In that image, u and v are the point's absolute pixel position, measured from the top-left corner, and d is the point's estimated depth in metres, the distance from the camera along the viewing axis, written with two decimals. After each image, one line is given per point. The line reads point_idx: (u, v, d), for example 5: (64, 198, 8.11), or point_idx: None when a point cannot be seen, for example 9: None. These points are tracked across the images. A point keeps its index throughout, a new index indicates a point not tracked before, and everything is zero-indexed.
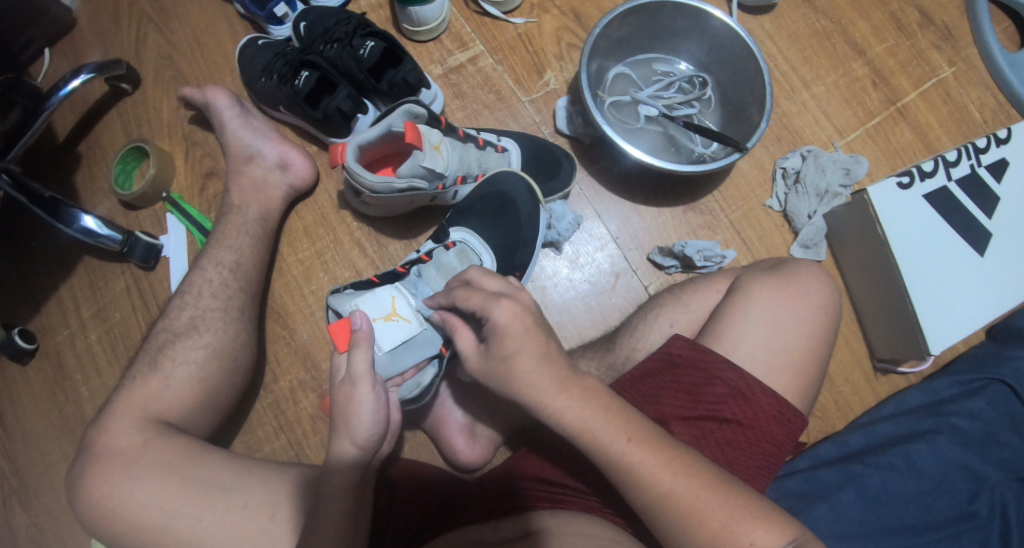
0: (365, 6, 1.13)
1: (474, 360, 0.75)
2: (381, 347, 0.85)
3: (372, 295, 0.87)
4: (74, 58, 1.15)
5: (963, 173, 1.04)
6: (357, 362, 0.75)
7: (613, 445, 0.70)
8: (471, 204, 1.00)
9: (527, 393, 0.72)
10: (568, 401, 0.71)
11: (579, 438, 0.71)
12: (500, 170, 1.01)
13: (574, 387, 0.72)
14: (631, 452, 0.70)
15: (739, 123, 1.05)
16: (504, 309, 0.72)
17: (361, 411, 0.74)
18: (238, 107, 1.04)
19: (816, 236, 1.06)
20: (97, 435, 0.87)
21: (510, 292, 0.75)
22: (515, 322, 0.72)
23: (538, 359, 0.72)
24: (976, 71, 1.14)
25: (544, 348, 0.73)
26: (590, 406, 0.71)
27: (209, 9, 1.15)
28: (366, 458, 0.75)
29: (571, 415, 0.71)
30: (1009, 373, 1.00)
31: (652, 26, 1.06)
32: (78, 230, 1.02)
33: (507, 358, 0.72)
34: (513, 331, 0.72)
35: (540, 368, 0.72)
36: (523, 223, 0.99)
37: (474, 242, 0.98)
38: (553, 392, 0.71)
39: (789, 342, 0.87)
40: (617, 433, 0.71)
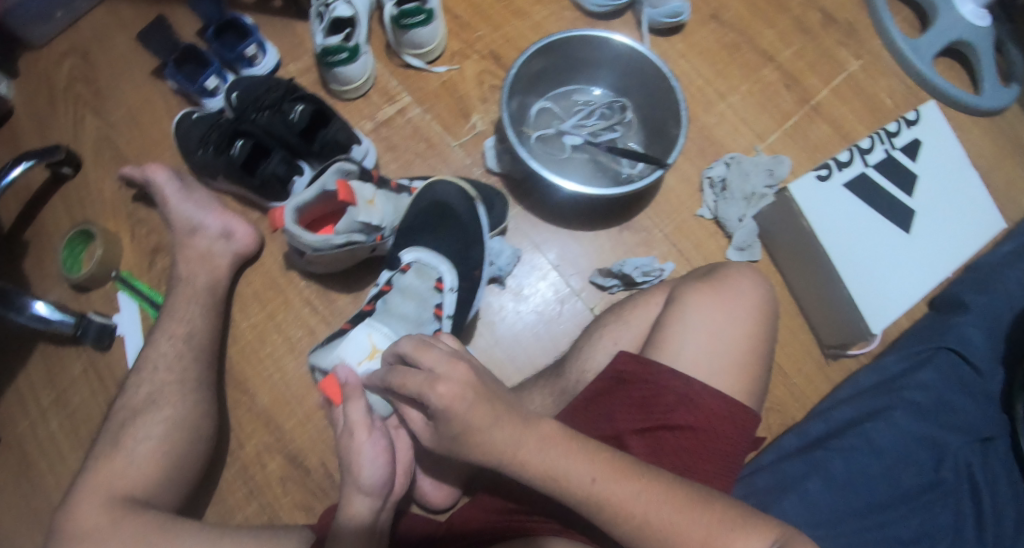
0: (295, 72, 1.18)
1: (426, 433, 0.74)
2: (373, 386, 0.90)
3: (348, 339, 0.92)
4: (13, 147, 1.17)
5: (878, 158, 1.08)
6: (353, 414, 0.79)
7: (580, 485, 0.70)
8: (411, 224, 1.02)
9: (485, 455, 0.70)
10: (527, 451, 0.70)
11: (545, 484, 0.71)
12: (432, 180, 1.04)
13: (532, 437, 0.71)
14: (601, 490, 0.70)
15: (660, 140, 1.10)
16: (442, 390, 0.68)
17: (363, 459, 0.78)
18: (177, 181, 1.07)
19: (750, 239, 1.09)
20: (65, 520, 0.87)
21: (444, 370, 0.69)
22: (456, 403, 0.68)
23: (489, 424, 0.69)
24: (883, 62, 1.18)
25: (492, 412, 0.70)
26: (551, 452, 0.71)
27: (143, 90, 1.19)
28: (379, 503, 0.79)
29: (535, 463, 0.70)
30: (952, 340, 1.01)
31: (567, 60, 1.11)
32: (30, 317, 1.03)
33: (457, 435, 0.70)
34: (457, 411, 0.68)
35: (492, 434, 0.70)
36: (468, 228, 1.01)
37: (428, 257, 0.99)
38: (512, 446, 0.70)
39: (728, 344, 0.90)
40: (584, 473, 0.71)
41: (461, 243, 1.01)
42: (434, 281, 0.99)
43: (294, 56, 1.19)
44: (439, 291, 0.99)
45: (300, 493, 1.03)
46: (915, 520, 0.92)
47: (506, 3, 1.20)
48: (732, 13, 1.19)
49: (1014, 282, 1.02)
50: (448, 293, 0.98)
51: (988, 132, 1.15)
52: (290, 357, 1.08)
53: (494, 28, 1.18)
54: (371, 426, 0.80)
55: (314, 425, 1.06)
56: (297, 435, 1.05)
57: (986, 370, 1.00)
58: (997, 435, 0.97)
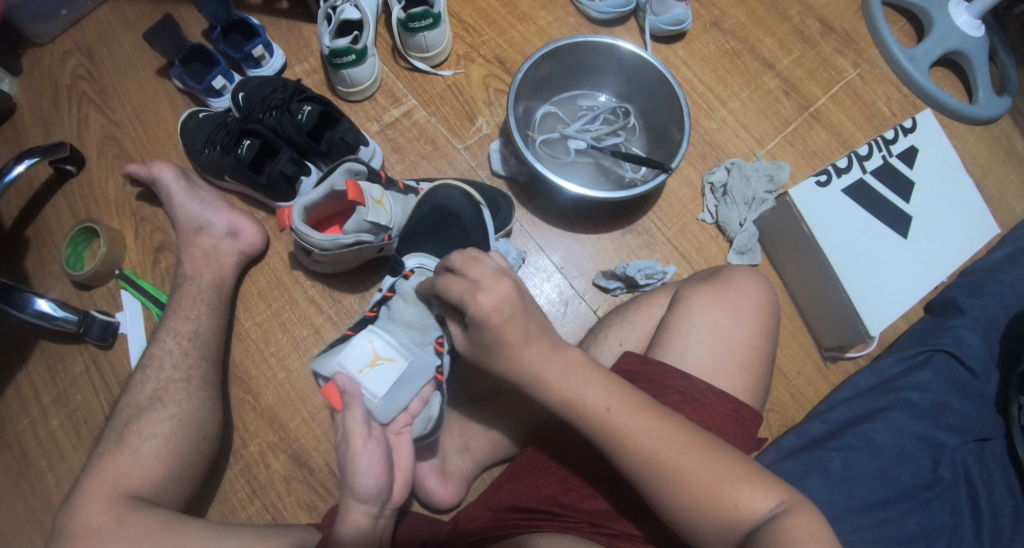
0: (301, 73, 1.19)
1: (466, 346, 0.81)
2: (375, 394, 0.87)
3: (350, 346, 0.89)
4: (16, 144, 1.17)
5: (876, 164, 1.10)
6: (351, 422, 0.79)
7: (596, 410, 0.75)
8: (415, 228, 1.04)
9: (512, 369, 0.77)
10: (549, 374, 0.76)
11: (563, 405, 0.76)
12: (435, 184, 1.05)
13: (555, 360, 0.77)
14: (613, 420, 0.74)
15: (663, 145, 1.12)
16: (483, 299, 0.75)
17: (358, 468, 0.77)
18: (183, 179, 1.07)
19: (750, 243, 1.11)
20: (69, 517, 0.87)
21: (488, 281, 0.76)
22: (491, 314, 0.75)
23: (521, 339, 0.76)
24: (880, 70, 1.21)
25: (527, 329, 0.76)
26: (572, 376, 0.76)
27: (148, 88, 1.19)
28: (375, 509, 0.79)
29: (555, 383, 0.76)
30: (948, 342, 1.03)
31: (572, 65, 1.12)
32: (32, 314, 1.03)
33: (490, 342, 0.77)
34: (492, 319, 0.75)
35: (521, 351, 0.76)
36: (470, 233, 1.04)
37: (431, 263, 1.02)
38: (537, 365, 0.76)
39: (732, 345, 0.91)
40: (599, 400, 0.75)
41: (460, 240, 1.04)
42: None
43: (300, 57, 1.19)
44: None
45: (305, 492, 1.03)
46: (914, 519, 0.93)
47: (510, 8, 1.21)
48: (733, 22, 1.22)
49: (1008, 288, 1.05)
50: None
51: (983, 139, 1.18)
52: (295, 356, 1.08)
53: (499, 33, 1.20)
54: (368, 435, 0.79)
55: (318, 424, 1.06)
56: (302, 434, 1.05)
57: (981, 372, 1.01)
58: (994, 436, 0.99)
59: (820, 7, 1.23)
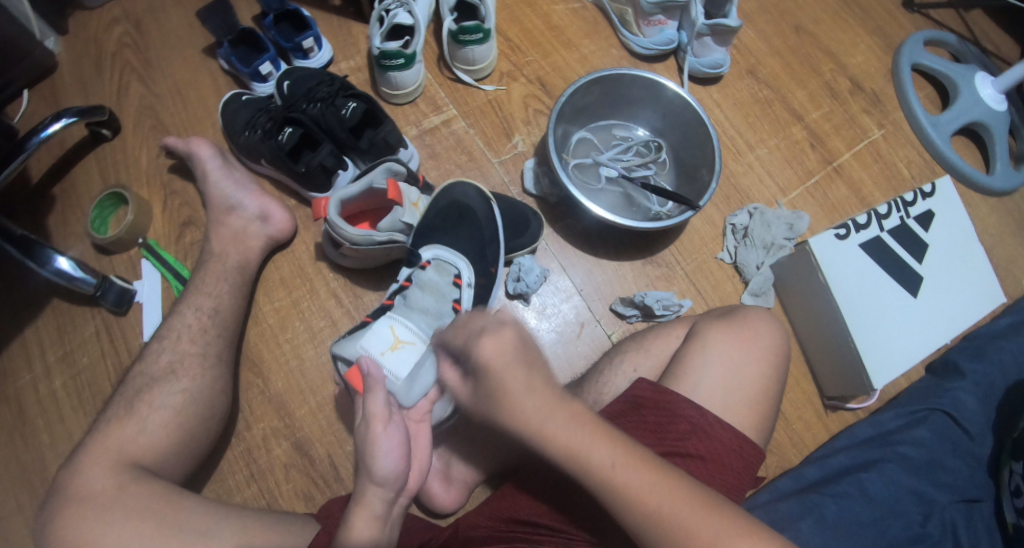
0: (346, 69, 1.21)
1: (463, 394, 0.78)
2: (398, 376, 0.91)
3: (371, 331, 0.93)
4: (53, 102, 1.19)
5: (894, 224, 1.14)
6: (373, 404, 0.79)
7: (600, 468, 0.72)
8: (428, 222, 1.02)
9: (516, 421, 0.73)
10: (554, 429, 0.73)
11: (567, 461, 0.73)
12: (449, 182, 1.05)
13: (562, 412, 0.73)
14: (618, 475, 0.72)
15: (691, 183, 1.15)
16: (488, 344, 0.74)
17: (377, 450, 0.77)
18: (220, 158, 1.09)
19: (765, 286, 1.14)
20: (70, 477, 0.86)
21: (493, 325, 0.75)
22: (498, 359, 0.73)
23: (524, 390, 0.73)
24: (903, 133, 1.26)
25: (530, 378, 0.74)
26: (579, 431, 0.73)
27: (192, 64, 1.21)
28: (391, 495, 0.77)
29: (560, 440, 0.73)
30: (947, 403, 1.06)
31: (613, 94, 1.16)
32: (52, 271, 1.04)
33: (494, 393, 0.74)
34: (496, 366, 0.73)
35: (524, 401, 0.73)
36: (484, 227, 1.03)
37: (446, 254, 1.01)
38: (540, 418, 0.73)
39: (743, 382, 0.93)
40: (605, 457, 0.72)
41: (475, 235, 1.03)
42: (452, 277, 1.01)
43: (346, 54, 1.22)
44: (457, 287, 1.00)
45: (303, 481, 1.03)
46: None
47: (557, 33, 1.25)
48: (768, 72, 1.26)
49: (1008, 355, 1.08)
50: (467, 289, 1.00)
51: (995, 211, 1.23)
52: (310, 346, 1.09)
53: (543, 56, 1.23)
54: (389, 419, 0.79)
55: (325, 415, 1.06)
56: (307, 424, 1.05)
57: (976, 434, 1.04)
58: (983, 498, 1.00)
59: (852, 67, 1.29)
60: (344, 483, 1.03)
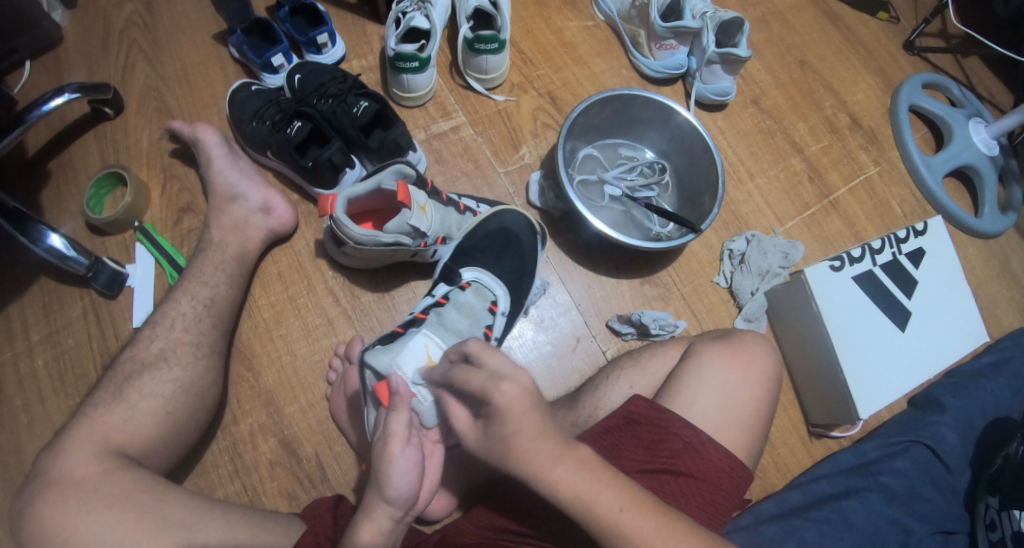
0: (358, 68, 1.21)
1: (471, 438, 0.76)
2: (427, 395, 0.86)
3: (406, 349, 0.90)
4: (55, 75, 1.16)
5: (886, 259, 1.16)
6: (394, 424, 0.78)
7: (606, 514, 0.73)
8: (474, 243, 1.07)
9: (524, 465, 0.73)
10: (561, 476, 0.73)
11: (573, 507, 0.73)
12: (500, 208, 1.09)
13: (568, 459, 0.74)
14: (625, 520, 0.72)
15: (692, 207, 1.17)
16: (507, 389, 0.73)
17: (392, 469, 0.76)
18: (226, 146, 1.08)
19: (758, 312, 1.16)
20: (51, 462, 0.83)
21: (509, 371, 0.74)
22: (514, 405, 0.73)
23: (537, 435, 0.73)
24: (898, 172, 1.30)
25: (541, 424, 0.74)
26: (586, 476, 0.74)
27: (201, 50, 1.19)
28: (399, 514, 0.77)
29: (566, 486, 0.73)
30: (928, 436, 1.08)
31: (621, 114, 1.18)
32: (43, 248, 1.01)
33: (506, 438, 0.73)
34: (512, 413, 0.73)
35: (535, 447, 0.73)
36: (527, 256, 1.07)
37: (487, 278, 1.04)
38: (549, 463, 0.73)
39: (736, 405, 0.94)
40: (612, 501, 0.73)
41: (517, 263, 1.06)
42: (488, 303, 1.03)
43: (359, 53, 1.21)
44: (491, 314, 1.02)
45: (288, 480, 1.01)
46: None
47: (569, 48, 1.26)
48: (771, 102, 1.29)
49: (988, 394, 1.12)
50: (500, 317, 1.03)
51: (981, 253, 1.28)
52: (304, 342, 1.07)
53: (555, 71, 1.25)
54: (408, 440, 0.78)
55: (315, 414, 1.05)
56: (296, 421, 1.04)
57: (955, 469, 1.06)
58: (959, 531, 1.02)
59: (852, 105, 1.33)
60: (329, 484, 1.02)
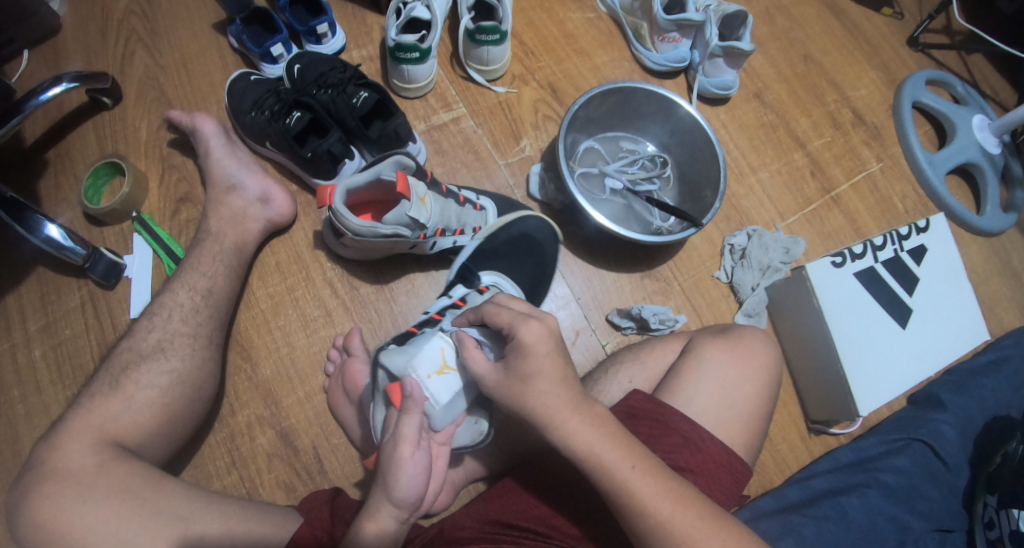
0: (358, 58, 1.20)
1: (490, 386, 0.77)
2: (438, 401, 0.82)
3: (423, 350, 0.84)
4: (54, 64, 1.15)
5: (888, 256, 1.16)
6: (404, 426, 0.77)
7: (618, 470, 0.73)
8: (496, 246, 1.06)
9: (541, 413, 0.74)
10: (576, 427, 0.74)
11: (586, 462, 0.74)
12: (526, 212, 1.09)
13: (585, 411, 0.75)
14: (635, 478, 0.73)
15: (694, 201, 1.16)
16: (533, 328, 0.75)
17: (401, 473, 0.76)
18: (224, 136, 1.07)
19: (758, 307, 1.16)
20: (48, 453, 0.83)
21: (537, 314, 0.78)
22: (540, 343, 0.75)
23: (557, 379, 0.75)
24: (900, 168, 1.29)
25: (563, 370, 0.76)
26: (600, 429, 0.75)
27: (200, 39, 1.18)
28: (404, 516, 0.78)
29: (581, 439, 0.74)
30: (927, 434, 1.08)
31: (623, 107, 1.17)
32: (41, 239, 1.01)
33: (526, 378, 0.75)
34: (537, 350, 0.75)
35: (554, 393, 0.75)
36: (547, 265, 1.08)
37: (505, 283, 1.03)
38: (566, 412, 0.75)
39: (737, 401, 0.94)
40: (623, 459, 0.74)
41: (538, 271, 1.08)
42: None
43: (359, 43, 1.20)
44: None
45: (285, 472, 1.01)
46: None
47: (571, 40, 1.25)
48: (774, 97, 1.29)
49: (988, 391, 1.11)
50: None
51: (982, 250, 1.27)
52: (301, 334, 1.07)
53: (557, 62, 1.24)
54: (418, 443, 0.77)
55: (312, 406, 1.04)
56: (294, 413, 1.04)
57: (953, 466, 1.06)
58: (957, 528, 1.02)
59: (855, 100, 1.32)
60: (327, 476, 1.02)
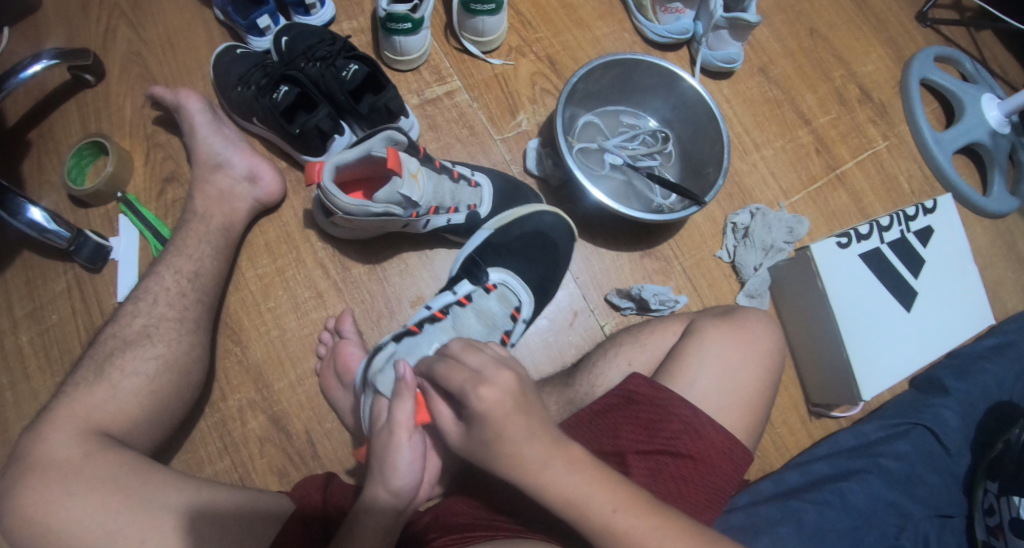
0: (349, 30, 1.15)
1: (454, 437, 0.74)
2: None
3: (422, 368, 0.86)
4: (34, 40, 1.11)
5: (894, 237, 1.13)
6: (398, 413, 0.77)
7: (601, 514, 0.68)
8: (508, 242, 1.02)
9: (511, 469, 0.70)
10: (552, 475, 0.69)
11: (566, 510, 0.69)
12: (541, 207, 1.05)
13: (559, 459, 0.70)
14: (619, 522, 0.68)
15: (696, 178, 1.13)
16: (487, 392, 0.70)
17: (398, 460, 0.75)
18: (210, 113, 1.03)
19: (761, 288, 1.13)
20: (33, 444, 0.81)
21: (489, 372, 0.71)
22: (496, 408, 0.70)
23: (523, 436, 0.70)
24: (907, 146, 1.26)
25: (529, 424, 0.70)
26: (576, 478, 0.69)
27: (185, 11, 1.13)
28: (402, 504, 0.76)
29: (556, 490, 0.69)
30: (929, 418, 1.06)
31: (623, 81, 1.13)
32: (23, 222, 0.97)
33: (489, 442, 0.70)
34: (493, 416, 0.70)
35: (523, 448, 0.70)
36: (560, 263, 1.05)
37: (514, 283, 1.01)
38: (540, 465, 0.69)
39: (739, 385, 0.92)
40: (606, 503, 0.69)
41: (547, 271, 1.04)
42: (511, 308, 1.01)
43: (349, 14, 1.16)
44: (512, 320, 1.01)
45: (278, 458, 0.99)
46: None
47: (569, 11, 1.21)
48: (780, 71, 1.24)
49: (991, 375, 1.09)
50: (520, 324, 1.02)
51: (988, 231, 1.25)
52: (292, 316, 1.04)
53: (554, 34, 1.19)
54: (414, 428, 0.77)
55: (305, 389, 1.02)
56: (286, 398, 1.01)
57: (954, 452, 1.05)
58: (956, 514, 1.01)
59: (862, 75, 1.28)
60: (320, 461, 1.00)
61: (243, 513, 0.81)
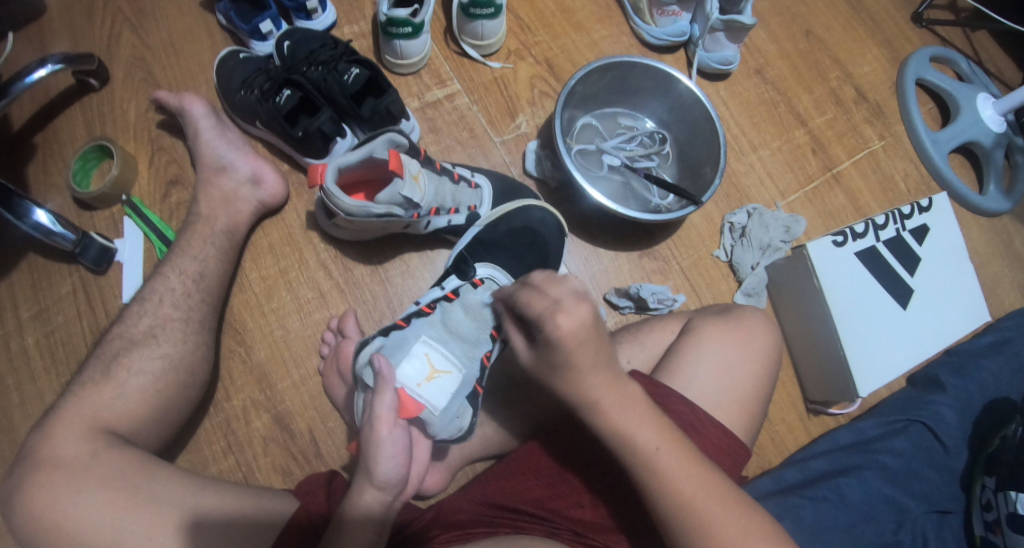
0: (350, 35, 1.16)
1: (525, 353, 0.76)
2: (436, 407, 0.84)
3: (409, 358, 0.86)
4: (39, 46, 1.12)
5: (889, 235, 1.14)
6: (379, 406, 0.77)
7: (645, 446, 0.73)
8: (496, 237, 1.03)
9: (575, 393, 0.74)
10: (605, 406, 0.74)
11: (614, 438, 0.75)
12: (528, 202, 1.06)
13: (617, 389, 0.74)
14: (662, 458, 0.73)
15: (694, 178, 1.14)
16: (565, 322, 0.69)
17: (380, 455, 0.76)
18: (214, 117, 1.04)
19: (758, 287, 1.14)
20: (41, 442, 0.82)
21: (570, 301, 0.69)
22: (572, 338, 0.69)
23: (589, 367, 0.72)
24: (902, 146, 1.27)
25: (596, 359, 0.72)
26: (632, 410, 0.74)
27: (187, 17, 1.15)
28: (389, 498, 0.78)
29: (614, 416, 0.74)
30: (926, 415, 1.07)
31: (621, 83, 1.14)
32: (30, 225, 0.99)
33: (562, 365, 0.72)
34: (570, 343, 0.70)
35: (589, 378, 0.72)
36: (550, 259, 1.06)
37: (502, 277, 1.01)
38: (599, 395, 0.73)
39: (736, 382, 0.93)
40: (651, 438, 0.74)
41: (537, 266, 1.05)
42: None
43: (350, 19, 1.17)
44: None
45: (282, 456, 1.00)
46: None
47: (567, 14, 1.22)
48: (776, 73, 1.26)
49: (988, 372, 1.10)
50: None
51: (984, 229, 1.26)
52: (296, 316, 1.06)
53: (553, 37, 1.21)
54: (395, 422, 0.77)
55: (308, 389, 1.03)
56: (289, 397, 1.03)
57: (952, 449, 1.05)
58: (954, 510, 1.02)
59: (858, 76, 1.29)
60: (323, 460, 1.01)
61: (248, 511, 0.82)
